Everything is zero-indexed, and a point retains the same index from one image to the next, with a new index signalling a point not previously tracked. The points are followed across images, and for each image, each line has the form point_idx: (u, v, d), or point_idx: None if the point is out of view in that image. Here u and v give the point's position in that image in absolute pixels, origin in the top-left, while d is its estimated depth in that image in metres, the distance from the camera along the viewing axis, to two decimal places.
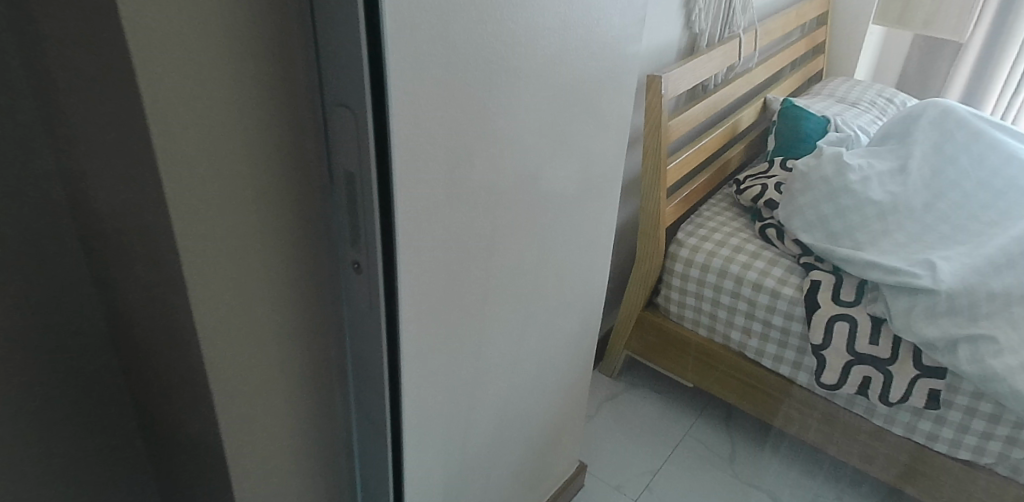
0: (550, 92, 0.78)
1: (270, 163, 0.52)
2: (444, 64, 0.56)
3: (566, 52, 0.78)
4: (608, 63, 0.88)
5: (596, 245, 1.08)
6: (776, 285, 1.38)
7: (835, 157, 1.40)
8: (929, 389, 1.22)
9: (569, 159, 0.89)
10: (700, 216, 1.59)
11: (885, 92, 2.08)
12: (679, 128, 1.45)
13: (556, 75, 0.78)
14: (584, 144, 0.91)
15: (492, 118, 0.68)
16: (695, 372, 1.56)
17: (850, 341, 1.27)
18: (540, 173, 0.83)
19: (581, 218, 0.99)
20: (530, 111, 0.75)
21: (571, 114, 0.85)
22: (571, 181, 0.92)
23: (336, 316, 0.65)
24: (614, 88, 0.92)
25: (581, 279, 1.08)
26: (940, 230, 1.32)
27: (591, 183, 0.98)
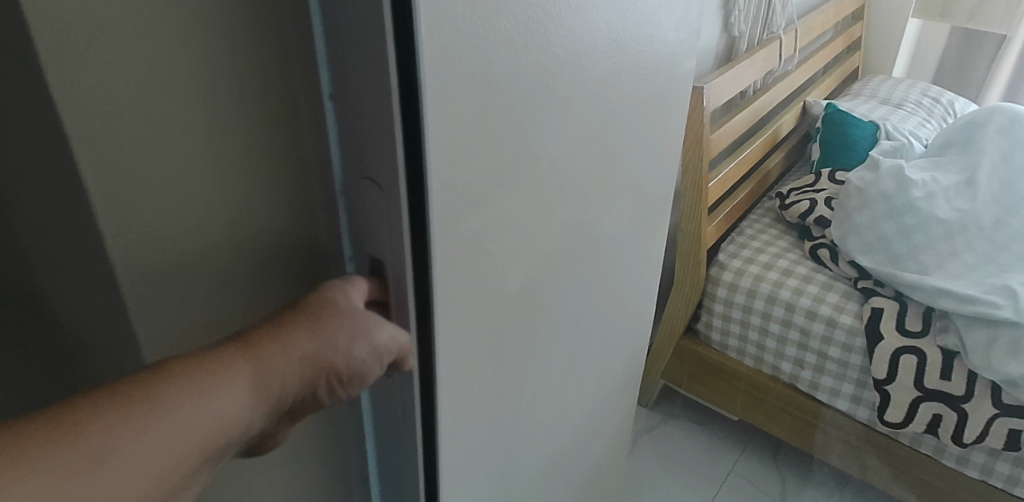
0: (599, 121, 0.67)
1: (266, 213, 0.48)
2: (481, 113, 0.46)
3: (618, 74, 0.67)
4: (659, 85, 0.76)
5: (640, 283, 0.96)
6: (832, 313, 1.26)
7: (895, 171, 1.27)
8: (1009, 429, 1.08)
9: (617, 193, 0.78)
10: (742, 234, 1.48)
11: (931, 90, 1.94)
12: (720, 143, 1.33)
13: (606, 103, 0.67)
14: (632, 176, 0.80)
15: (537, 163, 0.58)
16: (740, 403, 1.44)
17: (918, 377, 1.14)
18: (587, 214, 0.72)
19: (626, 256, 0.88)
20: (577, 147, 0.64)
21: (621, 147, 0.74)
22: (618, 218, 0.81)
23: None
24: (664, 113, 0.80)
25: (624, 321, 0.97)
26: (1015, 250, 1.20)
27: (638, 217, 0.86)
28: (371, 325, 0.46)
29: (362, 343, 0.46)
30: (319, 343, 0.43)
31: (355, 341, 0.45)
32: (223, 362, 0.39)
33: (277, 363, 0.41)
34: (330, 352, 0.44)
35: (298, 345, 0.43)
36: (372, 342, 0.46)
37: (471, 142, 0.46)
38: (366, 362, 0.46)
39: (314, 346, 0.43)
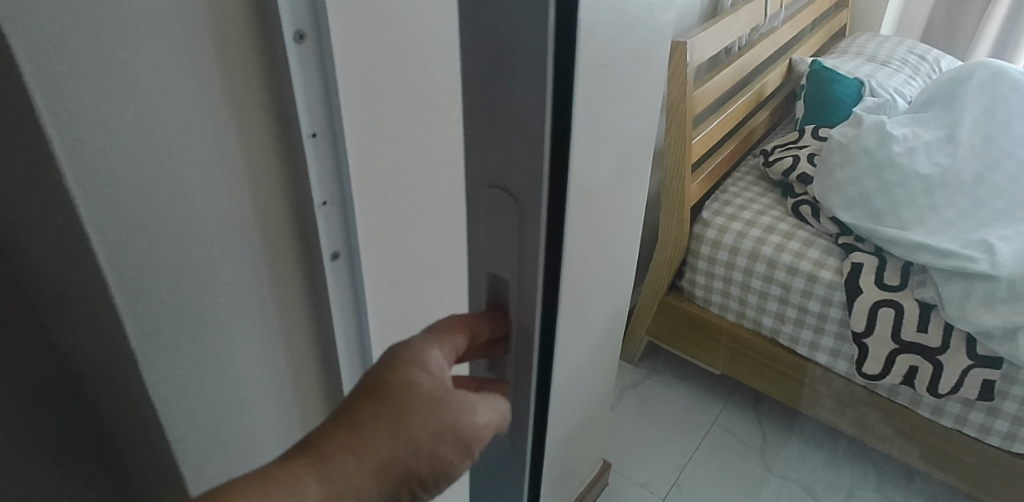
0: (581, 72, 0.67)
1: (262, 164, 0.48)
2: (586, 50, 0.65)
3: (597, 27, 0.66)
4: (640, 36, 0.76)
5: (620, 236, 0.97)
6: (813, 269, 1.28)
7: (877, 127, 1.28)
8: (982, 379, 1.11)
9: (598, 146, 0.78)
10: (727, 192, 1.49)
11: (919, 47, 1.93)
12: (702, 100, 1.33)
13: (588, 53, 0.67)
14: (614, 131, 0.80)
15: None
16: (723, 357, 1.49)
17: (895, 329, 1.17)
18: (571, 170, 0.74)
19: (607, 211, 0.89)
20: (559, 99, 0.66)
21: (600, 97, 0.74)
22: (600, 171, 0.82)
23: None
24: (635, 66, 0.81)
25: (606, 276, 0.98)
26: (994, 206, 1.20)
27: (619, 171, 0.87)
28: (458, 418, 0.44)
29: (449, 439, 0.43)
30: (398, 448, 0.41)
31: (446, 438, 0.43)
32: (286, 478, 0.38)
33: (350, 475, 0.39)
34: (411, 457, 0.41)
35: (380, 453, 0.40)
36: (459, 438, 0.44)
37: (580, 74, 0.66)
38: (453, 459, 0.44)
39: (395, 451, 0.41)
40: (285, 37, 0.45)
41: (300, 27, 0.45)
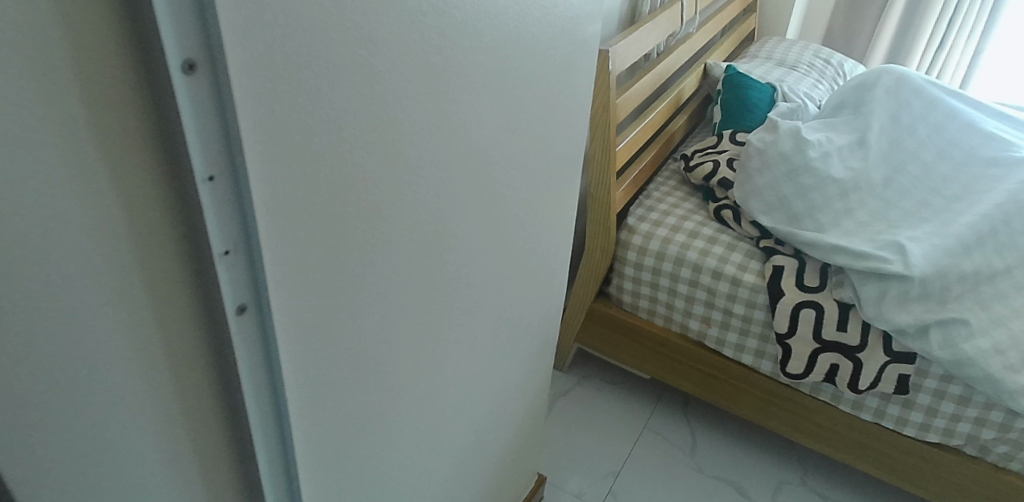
0: (497, 86, 0.68)
1: (144, 214, 0.38)
2: (572, 60, 0.80)
3: (504, 45, 0.66)
4: (557, 48, 0.76)
5: (542, 250, 0.94)
6: (736, 272, 1.30)
7: (793, 132, 1.31)
8: (898, 375, 1.16)
9: (514, 163, 0.77)
10: (649, 197, 1.50)
11: (823, 52, 2.01)
12: (626, 106, 1.33)
13: (503, 67, 0.67)
14: (528, 142, 0.79)
15: (449, 130, 0.62)
16: (653, 363, 1.47)
17: (816, 329, 1.21)
18: (490, 186, 0.74)
19: (528, 226, 0.87)
20: (480, 117, 0.67)
21: (515, 107, 0.73)
22: (518, 183, 0.80)
23: (231, 388, 0.51)
24: (555, 77, 0.78)
25: (527, 289, 0.95)
26: (903, 207, 1.26)
27: (539, 183, 0.85)
28: None
29: None
30: None
31: None
32: None
33: None
34: None
35: None
36: None
37: (562, 83, 0.81)
38: None
39: None
40: (169, 68, 0.35)
41: (189, 55, 0.35)
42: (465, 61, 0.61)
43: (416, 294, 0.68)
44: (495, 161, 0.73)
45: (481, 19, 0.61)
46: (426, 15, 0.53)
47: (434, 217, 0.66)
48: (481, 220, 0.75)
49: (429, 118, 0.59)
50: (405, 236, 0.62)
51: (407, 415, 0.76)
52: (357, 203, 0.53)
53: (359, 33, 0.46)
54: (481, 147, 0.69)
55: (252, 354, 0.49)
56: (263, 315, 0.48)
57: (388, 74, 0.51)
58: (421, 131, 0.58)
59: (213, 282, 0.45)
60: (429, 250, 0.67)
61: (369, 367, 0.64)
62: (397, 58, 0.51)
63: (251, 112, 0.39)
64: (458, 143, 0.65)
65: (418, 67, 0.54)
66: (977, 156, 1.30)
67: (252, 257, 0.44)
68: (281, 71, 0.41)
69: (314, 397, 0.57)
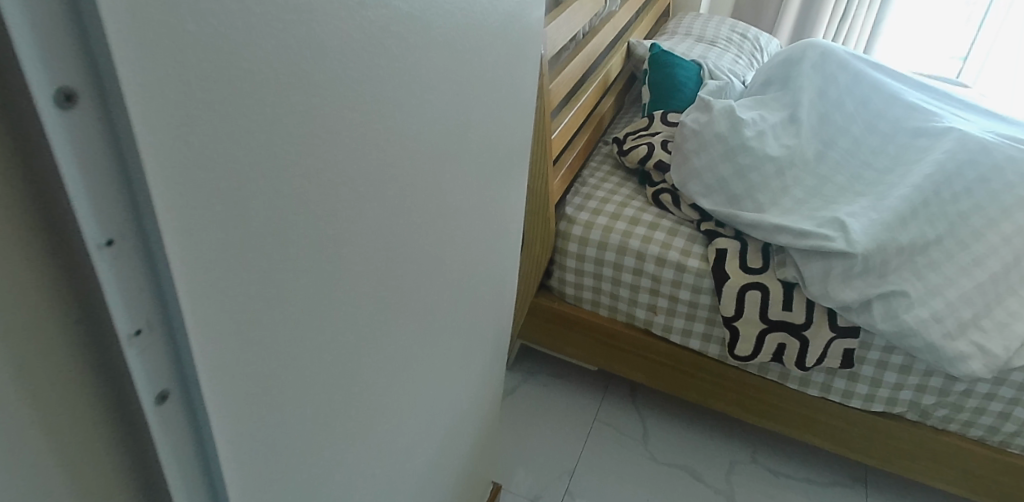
0: (449, 85, 0.59)
1: (4, 299, 0.28)
2: (521, 49, 0.73)
3: (456, 38, 0.58)
4: (506, 36, 0.68)
5: (494, 255, 0.86)
6: (680, 258, 1.28)
7: (727, 111, 1.30)
8: (843, 349, 1.20)
9: (468, 167, 0.69)
10: (585, 184, 1.45)
11: (738, 26, 2.03)
12: (559, 92, 1.26)
13: (455, 64, 0.59)
14: (480, 142, 0.71)
15: (404, 140, 0.54)
16: (600, 354, 1.43)
17: (762, 309, 1.22)
18: (446, 196, 0.66)
19: (481, 233, 0.79)
20: (433, 123, 0.58)
21: (466, 104, 0.64)
22: (471, 187, 0.72)
23: (155, 491, 0.40)
24: (502, 68, 0.70)
25: (481, 299, 0.87)
26: (837, 182, 1.28)
27: (490, 185, 0.77)
28: None
29: None
30: None
31: None
32: None
33: None
34: None
35: None
36: None
37: (511, 76, 0.73)
38: None
39: None
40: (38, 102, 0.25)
41: (66, 82, 0.25)
42: (413, 58, 0.51)
43: (381, 330, 0.58)
44: (448, 167, 0.64)
45: (429, 7, 0.51)
46: (372, 7, 0.43)
47: (392, 241, 0.56)
48: (439, 235, 0.66)
49: (381, 127, 0.49)
50: (362, 267, 0.51)
51: (371, 465, 0.66)
52: (307, 243, 0.43)
53: (296, 35, 0.36)
54: (434, 152, 0.60)
55: (182, 449, 0.38)
56: (191, 400, 0.37)
57: (334, 82, 0.41)
58: (375, 144, 0.48)
59: (120, 368, 0.35)
60: (389, 277, 0.57)
61: (328, 427, 0.54)
62: (342, 61, 0.41)
63: (164, 151, 0.29)
64: (411, 152, 0.55)
65: (366, 69, 0.45)
66: (903, 127, 1.33)
67: (173, 335, 0.34)
68: (204, 91, 0.31)
69: (260, 481, 0.46)
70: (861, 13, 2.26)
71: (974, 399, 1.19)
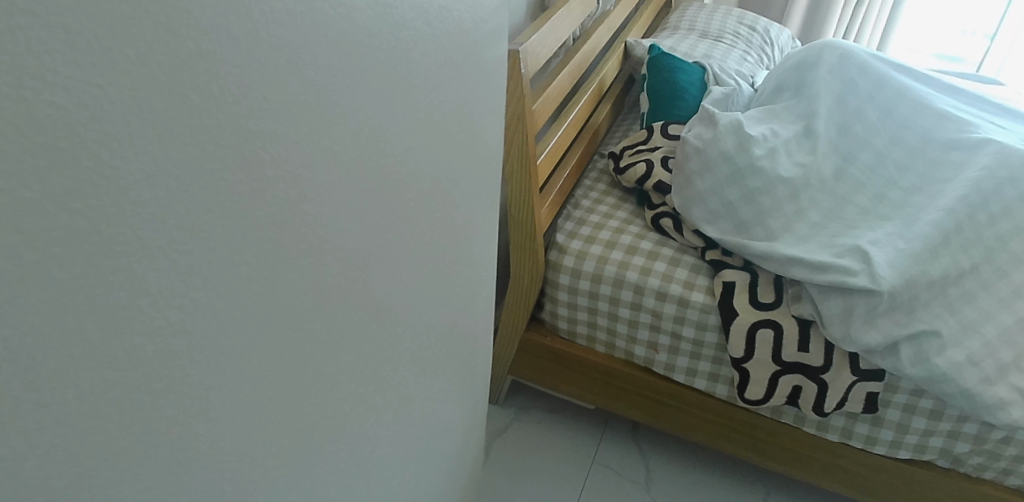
0: (388, 164, 0.47)
1: None
2: (481, 92, 0.60)
3: (388, 107, 0.45)
4: (457, 83, 0.56)
5: (464, 322, 0.74)
6: (683, 292, 1.15)
7: (734, 126, 1.16)
8: (866, 393, 1.08)
9: (422, 247, 0.57)
10: (578, 206, 1.32)
11: (745, 17, 1.87)
12: (544, 111, 1.12)
13: (392, 139, 0.47)
14: (437, 212, 0.58)
15: (328, 247, 0.42)
16: (597, 392, 1.31)
17: (775, 351, 1.09)
18: (396, 291, 0.53)
19: (447, 310, 0.67)
20: (370, 216, 0.46)
21: (412, 177, 0.52)
22: (429, 269, 0.59)
23: None
24: (456, 118, 0.57)
25: (452, 374, 0.75)
26: (857, 203, 1.15)
27: (455, 253, 0.65)
28: None
29: None
30: None
31: None
32: None
33: None
34: None
35: None
36: None
37: (468, 128, 0.61)
38: None
39: None
40: None
41: None
42: (318, 142, 0.38)
43: (311, 473, 0.46)
44: (396, 254, 0.51)
45: (332, 71, 0.38)
46: (229, 94, 0.30)
47: (315, 371, 0.44)
48: (390, 331, 0.54)
49: (276, 244, 0.36)
50: (268, 417, 0.40)
51: None
52: (150, 437, 0.30)
53: (62, 179, 0.23)
54: (373, 244, 0.47)
55: None
56: None
57: (172, 218, 0.28)
58: (265, 270, 0.36)
59: None
60: (319, 410, 0.45)
61: None
62: (186, 185, 0.29)
63: None
64: (332, 258, 0.42)
65: (232, 181, 0.32)
66: (933, 139, 1.18)
67: None
68: None
69: None
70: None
71: (1015, 447, 1.06)
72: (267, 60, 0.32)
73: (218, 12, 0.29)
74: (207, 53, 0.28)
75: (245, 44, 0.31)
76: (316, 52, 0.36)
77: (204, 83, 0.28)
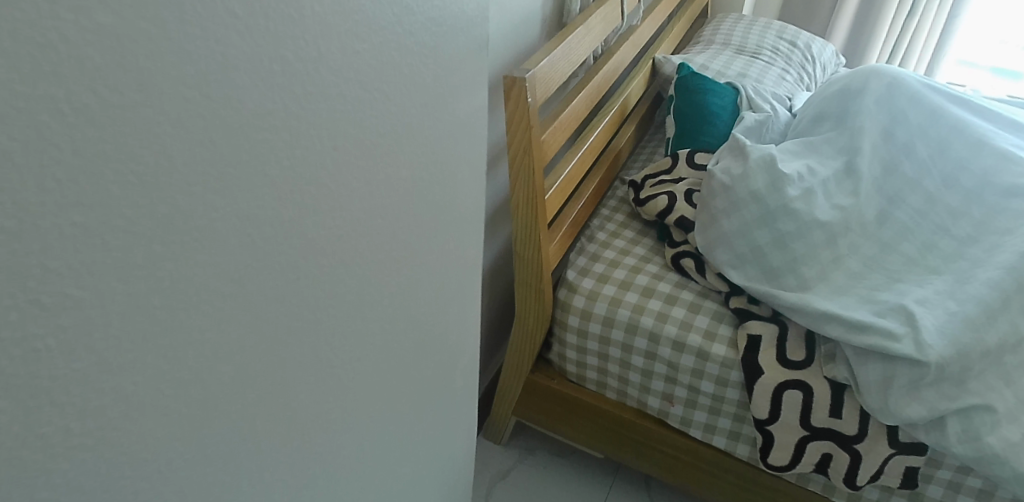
0: (347, 258, 0.38)
1: None
2: (473, 149, 0.50)
3: (347, 189, 0.36)
4: (447, 141, 0.46)
5: (461, 406, 0.64)
6: (703, 343, 1.04)
7: (766, 162, 1.04)
8: (904, 467, 0.95)
9: (402, 341, 0.48)
10: (593, 240, 1.22)
11: (786, 30, 1.74)
12: (556, 140, 1.03)
13: (353, 227, 0.38)
14: (423, 295, 0.49)
15: (256, 377, 0.33)
16: (606, 441, 1.21)
17: (803, 415, 0.98)
18: (365, 399, 0.44)
19: (438, 399, 0.58)
20: (323, 325, 0.38)
21: (388, 265, 0.43)
22: (411, 362, 0.50)
23: None
24: (445, 184, 0.47)
25: (448, 464, 0.66)
26: (903, 252, 1.03)
27: (447, 334, 0.56)
28: None
29: None
30: None
31: None
32: None
33: None
34: None
35: None
36: None
37: (463, 193, 0.51)
38: None
39: None
40: None
41: None
42: (224, 255, 0.29)
43: None
44: (356, 357, 0.42)
45: (251, 163, 0.29)
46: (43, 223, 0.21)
47: None
48: (352, 445, 0.45)
49: (152, 391, 0.27)
50: None
51: None
52: None
53: None
54: (318, 354, 0.38)
55: None
56: None
57: None
58: (128, 427, 0.27)
59: None
60: None
61: None
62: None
63: None
64: (252, 385, 0.33)
65: (56, 334, 0.23)
66: (992, 183, 1.06)
67: None
68: None
69: None
70: (935, 7, 1.92)
71: None
72: (122, 171, 0.23)
73: (14, 125, 0.19)
74: None
75: (80, 157, 0.21)
76: (220, 145, 0.27)
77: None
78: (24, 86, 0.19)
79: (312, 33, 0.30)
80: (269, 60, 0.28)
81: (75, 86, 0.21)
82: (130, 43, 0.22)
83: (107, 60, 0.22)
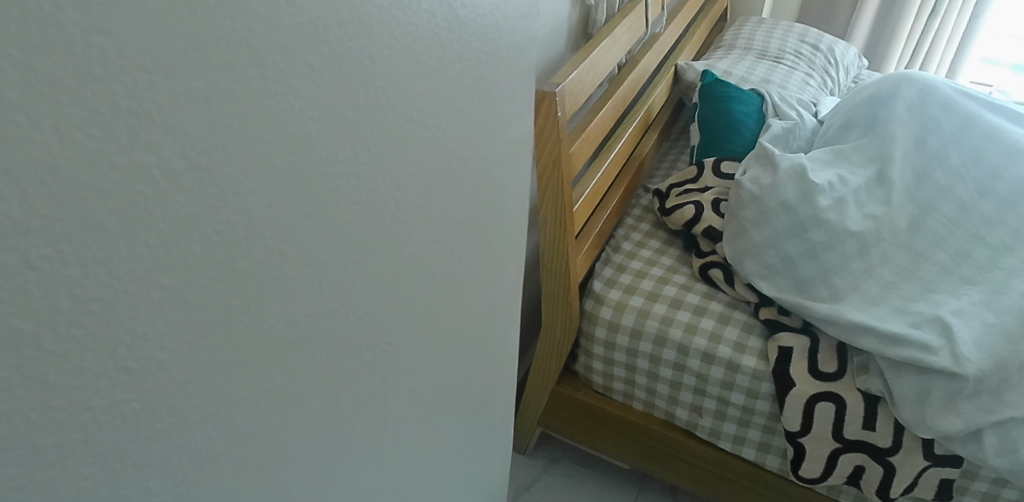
0: (404, 293, 0.38)
1: None
2: (519, 174, 0.50)
3: (405, 225, 0.36)
4: (496, 168, 0.45)
5: (501, 428, 0.64)
6: (733, 355, 1.03)
7: (796, 172, 1.03)
8: (939, 479, 0.94)
9: (448, 370, 0.47)
10: (619, 251, 1.21)
11: (809, 34, 1.72)
12: (583, 152, 1.02)
13: (411, 262, 0.37)
14: (470, 323, 0.49)
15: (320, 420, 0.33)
16: (633, 452, 1.21)
17: (836, 427, 0.96)
18: (415, 431, 0.44)
19: (480, 423, 0.57)
20: (381, 363, 0.38)
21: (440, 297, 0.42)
22: (456, 391, 0.50)
23: None
24: (492, 212, 0.47)
25: (489, 485, 0.65)
26: (937, 261, 1.02)
27: (490, 358, 0.55)
28: None
29: None
30: None
31: None
32: None
33: None
34: None
35: None
36: None
37: (508, 220, 0.50)
38: None
39: None
40: None
41: None
42: (293, 304, 0.29)
43: None
44: (408, 390, 0.42)
45: (322, 211, 0.28)
46: (136, 290, 0.21)
47: None
48: (403, 478, 0.44)
49: (221, 444, 0.27)
50: None
51: None
52: None
53: None
54: (374, 392, 0.38)
55: None
56: None
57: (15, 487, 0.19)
58: (202, 478, 0.27)
59: None
60: None
61: None
62: (34, 433, 0.19)
63: None
64: (314, 426, 0.33)
65: (140, 398, 0.23)
66: None
67: None
68: None
69: None
70: (957, 6, 1.90)
71: None
72: (206, 231, 0.23)
73: (111, 197, 0.19)
74: (88, 256, 0.19)
75: (170, 222, 0.21)
76: (295, 197, 0.27)
77: (85, 293, 0.19)
78: (121, 158, 0.19)
79: (382, 77, 0.30)
80: (341, 108, 0.28)
81: (167, 152, 0.20)
82: (218, 106, 0.22)
83: (198, 124, 0.21)
